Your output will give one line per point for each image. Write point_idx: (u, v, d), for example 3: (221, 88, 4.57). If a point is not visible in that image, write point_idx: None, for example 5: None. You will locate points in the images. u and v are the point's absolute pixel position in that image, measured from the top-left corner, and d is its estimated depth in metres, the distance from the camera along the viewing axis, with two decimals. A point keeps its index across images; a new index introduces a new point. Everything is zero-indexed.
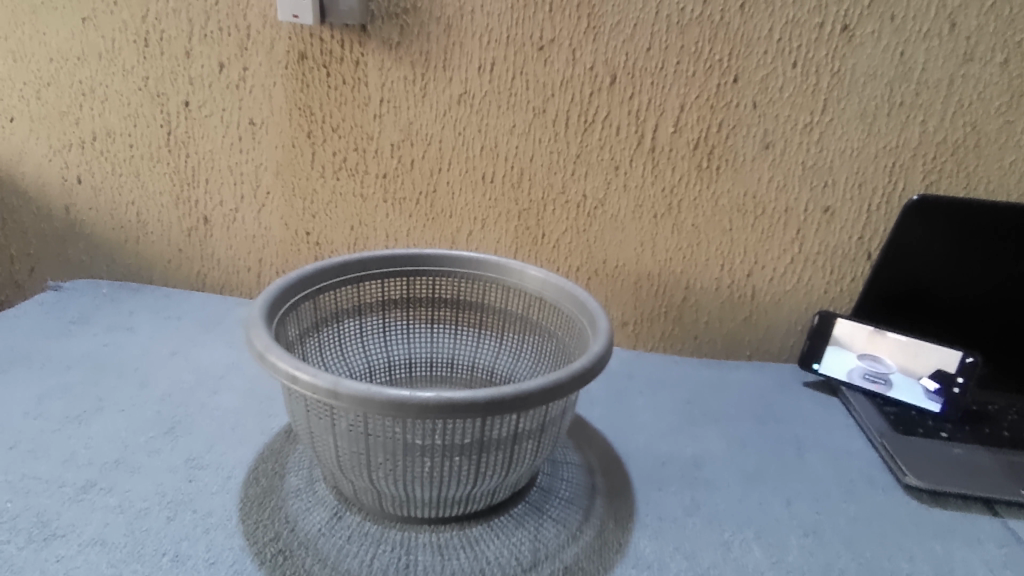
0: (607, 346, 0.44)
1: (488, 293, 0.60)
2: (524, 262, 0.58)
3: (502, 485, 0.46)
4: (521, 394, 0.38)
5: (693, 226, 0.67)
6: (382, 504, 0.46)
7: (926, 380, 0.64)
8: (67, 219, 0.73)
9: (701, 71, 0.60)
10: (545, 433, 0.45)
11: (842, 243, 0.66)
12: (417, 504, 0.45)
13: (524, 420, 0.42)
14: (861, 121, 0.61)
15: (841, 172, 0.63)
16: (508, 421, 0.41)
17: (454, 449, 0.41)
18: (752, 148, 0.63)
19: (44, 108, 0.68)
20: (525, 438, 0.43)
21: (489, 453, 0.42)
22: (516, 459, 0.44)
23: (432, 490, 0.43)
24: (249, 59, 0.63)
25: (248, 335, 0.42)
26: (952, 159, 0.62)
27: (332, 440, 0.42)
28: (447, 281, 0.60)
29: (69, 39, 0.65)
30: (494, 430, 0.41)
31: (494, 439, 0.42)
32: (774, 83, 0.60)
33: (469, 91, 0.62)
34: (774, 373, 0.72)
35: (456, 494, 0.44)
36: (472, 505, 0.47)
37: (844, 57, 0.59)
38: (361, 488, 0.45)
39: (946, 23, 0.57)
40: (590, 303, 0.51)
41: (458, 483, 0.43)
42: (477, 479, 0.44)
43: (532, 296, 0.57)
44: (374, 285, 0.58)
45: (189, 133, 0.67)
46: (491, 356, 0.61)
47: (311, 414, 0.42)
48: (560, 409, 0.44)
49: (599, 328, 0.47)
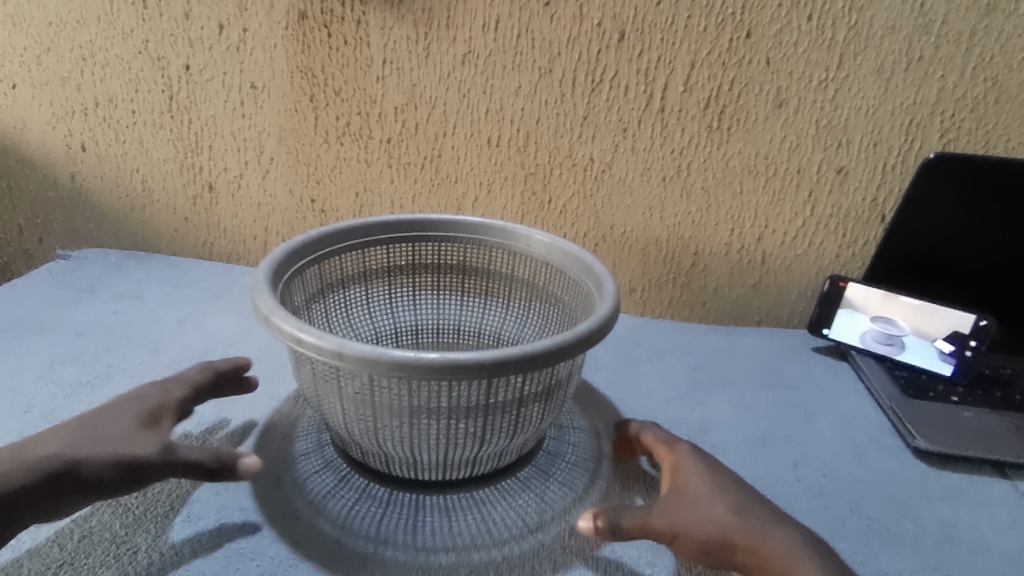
0: (613, 308, 0.44)
1: (494, 258, 0.59)
2: (530, 227, 0.57)
3: (509, 448, 0.46)
4: (526, 355, 0.38)
5: (703, 189, 0.65)
6: (390, 467, 0.46)
7: (940, 343, 0.63)
8: (73, 188, 0.73)
9: (713, 26, 0.58)
10: (551, 397, 0.45)
11: (855, 205, 0.65)
12: (425, 466, 0.45)
13: (530, 383, 0.42)
14: (878, 77, 0.59)
15: (856, 132, 0.61)
16: (514, 383, 0.41)
17: (460, 411, 0.41)
18: (764, 107, 0.61)
19: (46, 74, 0.67)
20: (531, 402, 0.43)
21: (496, 416, 0.42)
22: (523, 422, 0.44)
23: (439, 452, 0.44)
24: (249, 20, 0.62)
25: (253, 298, 0.42)
26: (971, 116, 0.60)
27: (339, 403, 0.42)
28: (453, 247, 0.59)
29: (67, 2, 0.64)
30: (500, 393, 0.41)
31: (499, 402, 0.41)
32: (788, 38, 0.58)
33: (474, 51, 0.61)
34: (784, 339, 0.71)
35: (463, 456, 0.45)
36: (479, 468, 0.47)
37: (861, 10, 0.57)
38: (370, 451, 0.46)
39: None
40: (597, 266, 0.50)
41: (464, 446, 0.43)
42: (484, 442, 0.44)
43: (538, 261, 0.57)
44: (379, 251, 0.58)
45: (191, 98, 0.66)
46: (498, 322, 0.61)
47: (317, 377, 0.42)
48: (566, 372, 0.44)
49: (606, 292, 0.46)
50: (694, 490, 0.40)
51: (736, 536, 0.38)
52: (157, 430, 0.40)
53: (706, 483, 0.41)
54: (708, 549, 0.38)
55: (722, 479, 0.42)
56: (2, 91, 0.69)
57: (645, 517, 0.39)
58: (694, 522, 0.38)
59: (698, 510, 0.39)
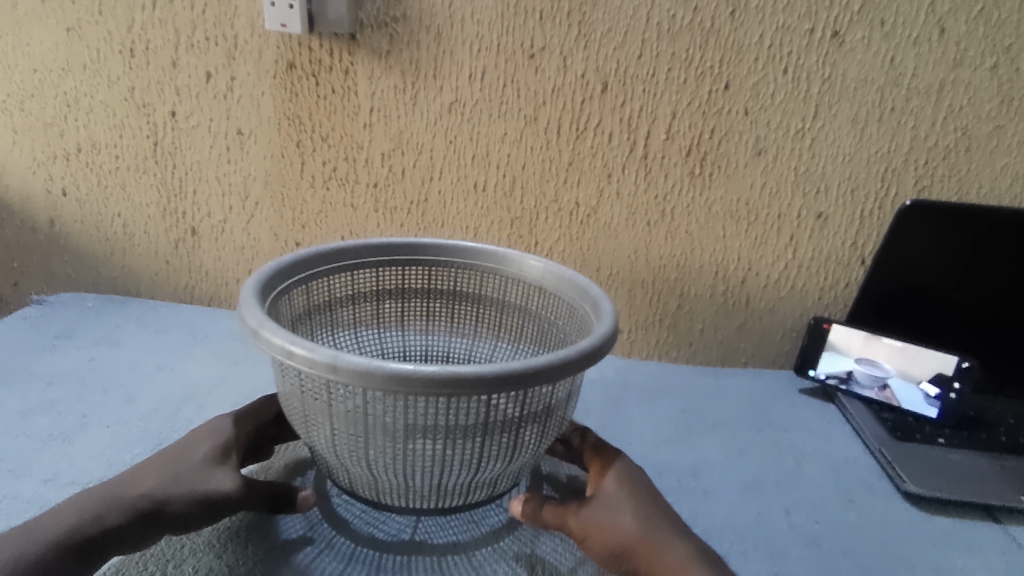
0: (613, 328, 0.43)
1: (486, 283, 0.58)
2: (523, 252, 0.57)
3: (504, 473, 0.45)
4: (528, 370, 0.37)
5: (687, 233, 0.66)
6: (379, 493, 0.45)
7: (925, 386, 0.63)
8: (51, 232, 0.72)
9: (692, 78, 0.60)
10: (549, 419, 0.44)
11: (836, 249, 0.66)
12: (417, 492, 0.44)
13: (529, 403, 0.40)
14: (852, 126, 0.61)
15: (834, 178, 0.63)
16: (514, 402, 0.40)
17: (456, 431, 0.40)
18: (745, 155, 0.62)
19: (29, 119, 0.66)
20: (529, 423, 0.42)
21: (493, 437, 0.41)
22: (520, 445, 0.43)
23: (432, 476, 0.42)
24: (238, 68, 0.62)
25: (242, 311, 0.41)
26: (944, 164, 0.62)
27: (328, 424, 0.41)
28: (444, 270, 0.58)
29: (53, 50, 0.62)
30: (499, 412, 0.39)
31: (497, 422, 0.40)
32: (765, 89, 0.60)
33: (460, 99, 0.62)
34: (771, 381, 0.71)
35: (457, 481, 0.43)
36: (473, 495, 0.46)
37: (834, 64, 0.59)
38: (359, 475, 0.44)
39: (935, 28, 0.57)
40: (591, 288, 0.50)
41: (459, 470, 0.42)
42: (479, 466, 0.42)
43: (531, 285, 0.56)
44: (369, 274, 0.57)
45: (177, 144, 0.65)
46: (488, 347, 0.60)
47: (306, 394, 0.40)
48: (565, 393, 0.43)
49: (604, 312, 0.46)
50: (612, 493, 0.43)
51: (642, 540, 0.40)
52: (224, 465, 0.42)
53: (621, 487, 0.44)
54: (612, 549, 0.41)
55: (640, 487, 0.44)
56: None
57: (563, 511, 0.43)
58: (601, 524, 0.41)
59: (609, 513, 0.42)
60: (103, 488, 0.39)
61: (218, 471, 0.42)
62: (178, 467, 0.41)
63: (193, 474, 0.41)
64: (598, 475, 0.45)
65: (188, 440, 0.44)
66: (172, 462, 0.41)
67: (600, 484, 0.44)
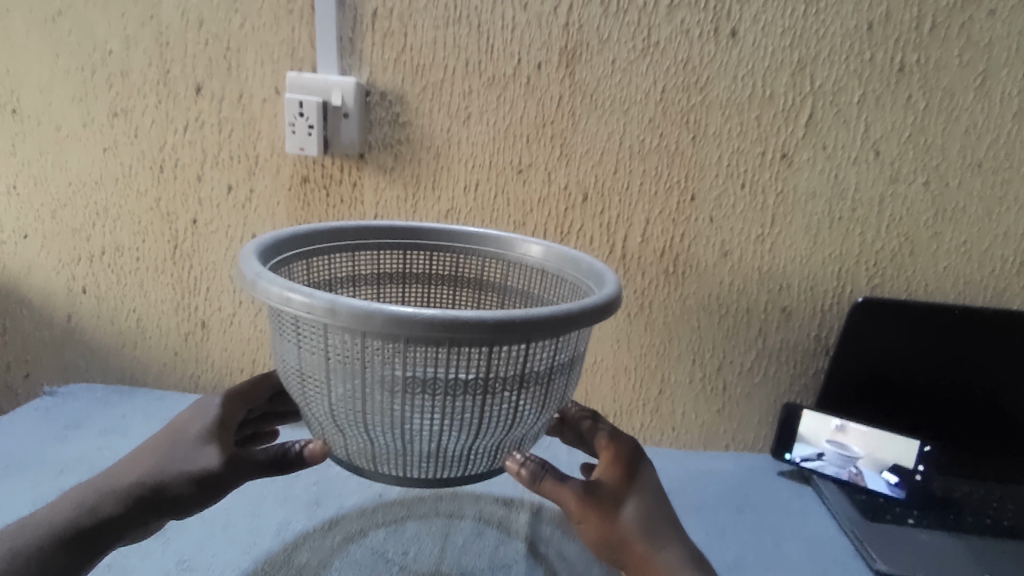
0: (615, 292, 0.44)
1: (487, 269, 0.59)
2: (524, 237, 0.58)
3: (500, 440, 0.46)
4: (530, 318, 0.38)
5: (665, 324, 0.72)
6: (376, 457, 0.46)
7: (887, 474, 0.68)
8: (68, 327, 0.76)
9: (662, 190, 0.66)
10: (549, 385, 0.45)
11: (802, 340, 0.72)
12: (415, 452, 0.45)
13: (529, 360, 0.42)
14: (807, 233, 0.67)
15: (794, 276, 0.69)
16: (515, 358, 0.41)
17: (457, 385, 0.41)
18: (712, 256, 0.69)
19: (58, 226, 0.71)
20: (528, 382, 0.43)
21: (492, 392, 0.42)
22: (519, 408, 0.44)
23: (431, 435, 0.43)
24: (256, 181, 0.67)
25: (243, 265, 0.42)
26: (891, 265, 0.67)
27: (328, 378, 0.42)
28: (445, 256, 0.59)
29: (89, 166, 0.68)
30: (498, 368, 0.41)
31: (496, 379, 0.41)
32: (726, 201, 0.66)
33: (456, 208, 0.67)
34: (751, 464, 0.75)
35: (454, 441, 0.44)
36: (469, 463, 0.47)
37: (786, 180, 0.65)
38: (357, 440, 0.45)
39: (871, 150, 0.64)
40: (595, 264, 0.51)
41: (458, 429, 0.43)
42: (478, 427, 0.43)
43: (534, 269, 0.57)
44: (369, 256, 0.58)
45: (195, 247, 0.70)
46: None
47: (306, 348, 0.42)
48: (565, 355, 0.45)
49: (608, 283, 0.47)
50: (618, 486, 0.50)
51: (639, 532, 0.48)
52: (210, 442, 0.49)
53: (623, 484, 0.50)
54: (605, 538, 0.48)
55: (641, 482, 0.51)
56: (12, 240, 0.72)
57: (568, 494, 0.47)
58: (608, 512, 0.48)
59: (615, 504, 0.49)
60: (117, 471, 0.48)
61: (206, 447, 0.49)
62: (174, 449, 0.49)
63: (184, 453, 0.48)
64: (608, 464, 0.52)
65: (185, 419, 0.52)
66: (170, 443, 0.49)
67: (610, 474, 0.51)
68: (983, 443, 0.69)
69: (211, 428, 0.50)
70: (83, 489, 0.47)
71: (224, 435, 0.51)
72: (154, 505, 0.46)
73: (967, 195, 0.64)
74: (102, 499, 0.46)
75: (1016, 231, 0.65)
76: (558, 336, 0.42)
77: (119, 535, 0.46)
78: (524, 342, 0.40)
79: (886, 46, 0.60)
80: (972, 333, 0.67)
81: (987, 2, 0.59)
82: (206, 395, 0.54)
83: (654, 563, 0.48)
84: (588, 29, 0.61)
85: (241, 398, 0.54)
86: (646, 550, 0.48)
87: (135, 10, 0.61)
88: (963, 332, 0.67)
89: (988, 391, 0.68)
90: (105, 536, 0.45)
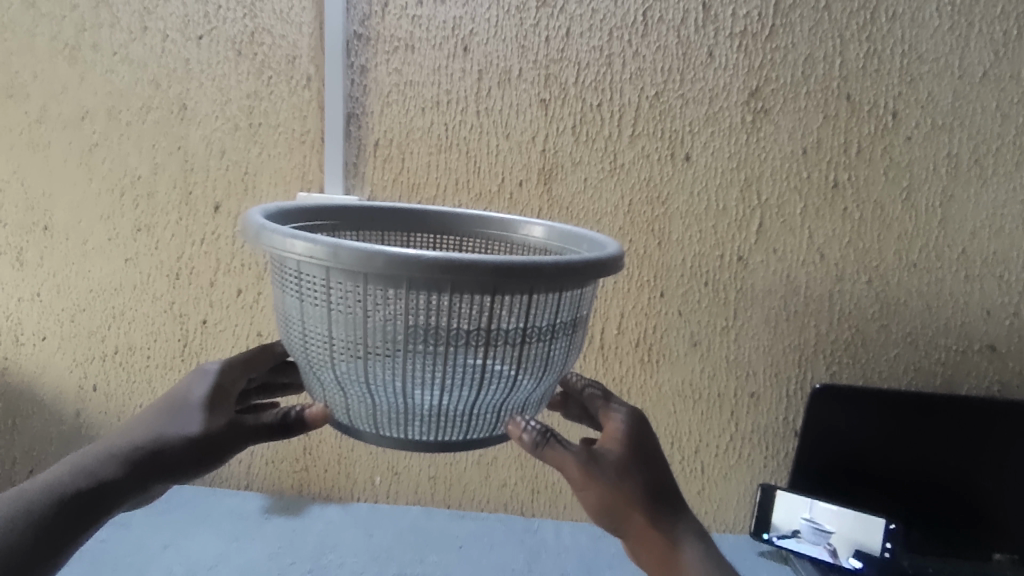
0: (619, 251, 0.43)
1: (490, 251, 0.56)
2: (526, 219, 0.55)
3: (505, 403, 0.44)
4: (534, 263, 0.37)
5: (643, 410, 0.77)
6: (377, 420, 0.44)
7: (852, 558, 0.72)
8: (75, 423, 0.79)
9: (634, 288, 0.73)
10: (554, 347, 0.43)
11: (771, 423, 0.77)
12: (416, 413, 0.43)
13: (534, 314, 0.40)
14: (767, 325, 0.74)
15: (759, 364, 0.75)
16: (518, 311, 0.39)
17: (460, 337, 0.39)
18: (683, 346, 0.75)
19: (76, 328, 0.76)
20: (534, 339, 0.41)
21: (496, 348, 0.40)
22: (523, 368, 0.42)
23: (433, 392, 0.41)
24: (264, 285, 0.72)
25: (248, 218, 0.42)
26: (846, 354, 0.74)
27: (329, 332, 0.41)
28: (448, 239, 0.56)
29: (110, 274, 0.74)
30: (501, 320, 0.39)
31: (500, 333, 0.40)
32: (693, 297, 0.73)
33: None
34: (731, 542, 0.79)
35: (457, 400, 0.42)
36: (472, 429, 0.45)
37: (743, 279, 0.72)
38: (358, 400, 0.43)
39: (817, 254, 0.71)
40: (598, 236, 0.48)
41: (460, 387, 0.41)
42: (481, 385, 0.42)
43: (536, 250, 0.54)
44: (372, 236, 0.54)
45: (203, 345, 0.75)
46: None
47: (308, 302, 0.41)
48: (572, 313, 0.43)
49: (609, 246, 0.45)
50: (621, 458, 0.50)
51: (640, 503, 0.49)
52: (210, 407, 0.52)
53: (627, 456, 0.50)
54: (605, 507, 0.49)
55: (643, 454, 0.51)
56: (31, 342, 0.77)
57: (569, 459, 0.47)
58: (610, 486, 0.48)
59: (618, 476, 0.49)
60: (119, 436, 0.51)
61: (206, 415, 0.51)
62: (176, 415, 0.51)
63: (186, 416, 0.51)
64: (611, 437, 0.52)
65: (185, 384, 0.54)
66: (173, 406, 0.52)
67: (614, 446, 0.51)
68: (951, 520, 0.73)
69: (212, 395, 0.53)
70: (86, 454, 0.49)
71: (226, 403, 0.53)
72: (153, 466, 0.49)
73: (906, 292, 0.71)
74: (101, 465, 0.48)
75: (954, 323, 0.71)
76: (563, 288, 0.40)
77: (118, 500, 0.48)
78: (527, 292, 0.39)
79: (820, 166, 0.68)
80: (929, 414, 0.71)
81: (905, 130, 0.67)
82: (207, 360, 0.57)
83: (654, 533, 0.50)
84: (561, 154, 0.69)
85: (242, 366, 0.56)
86: (645, 520, 0.50)
87: (164, 141, 0.70)
88: (920, 414, 0.72)
89: (955, 475, 0.72)
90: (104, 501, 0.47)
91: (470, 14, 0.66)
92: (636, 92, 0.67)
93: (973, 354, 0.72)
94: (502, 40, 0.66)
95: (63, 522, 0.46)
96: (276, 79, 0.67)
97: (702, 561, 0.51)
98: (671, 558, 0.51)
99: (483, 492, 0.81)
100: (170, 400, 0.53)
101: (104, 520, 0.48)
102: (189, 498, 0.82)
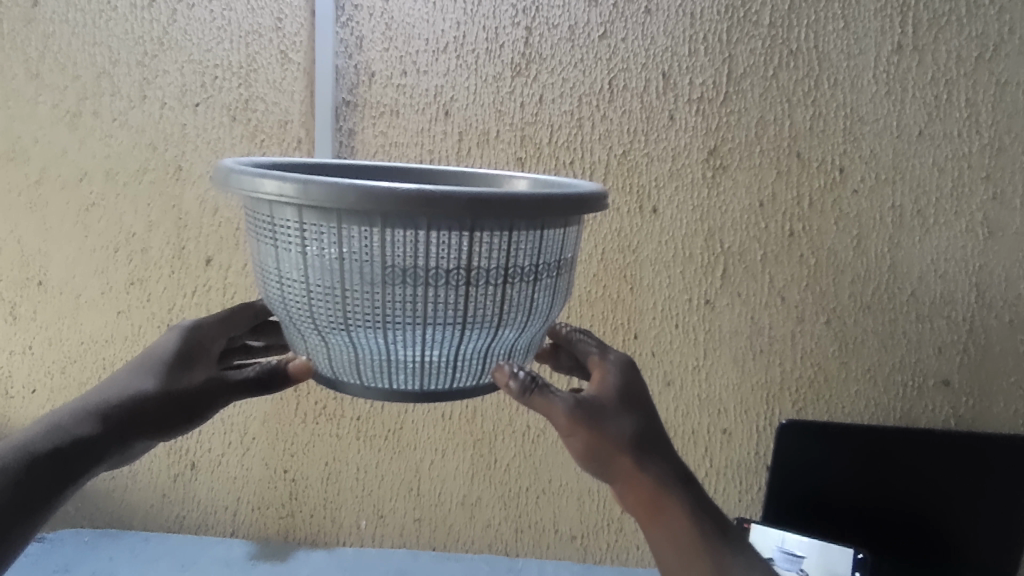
0: (599, 190, 0.42)
1: None
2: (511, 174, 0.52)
3: (490, 350, 0.43)
4: (508, 196, 0.37)
5: None
6: (361, 372, 0.43)
7: None
8: None
9: (609, 330, 0.77)
10: (540, 292, 0.42)
11: (743, 458, 0.80)
12: (399, 363, 0.42)
13: (515, 254, 0.39)
14: (735, 364, 0.78)
15: (729, 401, 0.79)
16: (497, 250, 0.39)
17: (438, 278, 0.38)
18: (657, 385, 0.79)
19: (66, 379, 0.78)
20: (516, 281, 0.40)
21: (478, 291, 0.39)
22: (507, 313, 0.41)
23: (416, 339, 0.40)
24: None
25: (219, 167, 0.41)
26: (811, 391, 0.78)
27: (303, 279, 0.40)
28: None
29: (102, 327, 0.76)
30: (480, 259, 0.38)
31: (480, 273, 0.39)
32: (664, 339, 0.77)
33: None
34: None
35: (440, 347, 0.41)
36: (458, 379, 0.44)
37: (711, 321, 0.77)
38: (339, 352, 0.43)
39: (778, 297, 0.76)
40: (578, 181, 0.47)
41: (443, 334, 0.40)
42: (463, 332, 0.41)
43: None
44: None
45: None
46: None
47: (281, 250, 0.40)
48: (555, 256, 0.42)
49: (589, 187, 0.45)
50: (610, 404, 0.51)
51: (628, 446, 0.50)
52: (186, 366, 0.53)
53: (616, 403, 0.51)
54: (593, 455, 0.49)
55: (633, 401, 0.52)
56: (21, 394, 0.79)
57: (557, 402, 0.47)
58: (599, 431, 0.49)
59: (605, 419, 0.49)
60: (94, 396, 0.51)
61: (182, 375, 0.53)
62: (151, 371, 0.52)
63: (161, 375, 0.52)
64: (600, 385, 0.53)
65: (159, 344, 0.55)
66: (146, 365, 0.53)
67: (603, 393, 0.52)
68: (904, 551, 0.77)
69: (188, 353, 0.54)
70: (61, 415, 0.49)
71: (203, 361, 0.55)
72: (130, 424, 0.50)
73: (863, 331, 0.76)
74: (78, 423, 0.48)
75: (909, 359, 0.76)
76: (543, 226, 0.40)
77: (97, 457, 0.48)
78: (504, 229, 0.38)
79: (776, 217, 0.74)
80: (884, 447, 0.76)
81: (852, 183, 0.73)
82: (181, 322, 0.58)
83: (642, 478, 0.51)
84: None
85: (220, 325, 0.58)
86: (633, 463, 0.50)
87: (160, 200, 0.73)
88: (876, 448, 0.76)
89: (916, 504, 0.76)
90: (82, 458, 0.47)
91: (450, 83, 0.71)
92: (605, 151, 0.72)
93: (928, 389, 0.77)
94: (480, 106, 0.72)
95: (38, 477, 0.45)
96: (268, 142, 0.72)
97: (689, 502, 0.52)
98: (657, 505, 0.52)
99: (467, 533, 0.83)
100: (144, 360, 0.53)
101: (82, 480, 0.48)
102: (173, 547, 0.83)
